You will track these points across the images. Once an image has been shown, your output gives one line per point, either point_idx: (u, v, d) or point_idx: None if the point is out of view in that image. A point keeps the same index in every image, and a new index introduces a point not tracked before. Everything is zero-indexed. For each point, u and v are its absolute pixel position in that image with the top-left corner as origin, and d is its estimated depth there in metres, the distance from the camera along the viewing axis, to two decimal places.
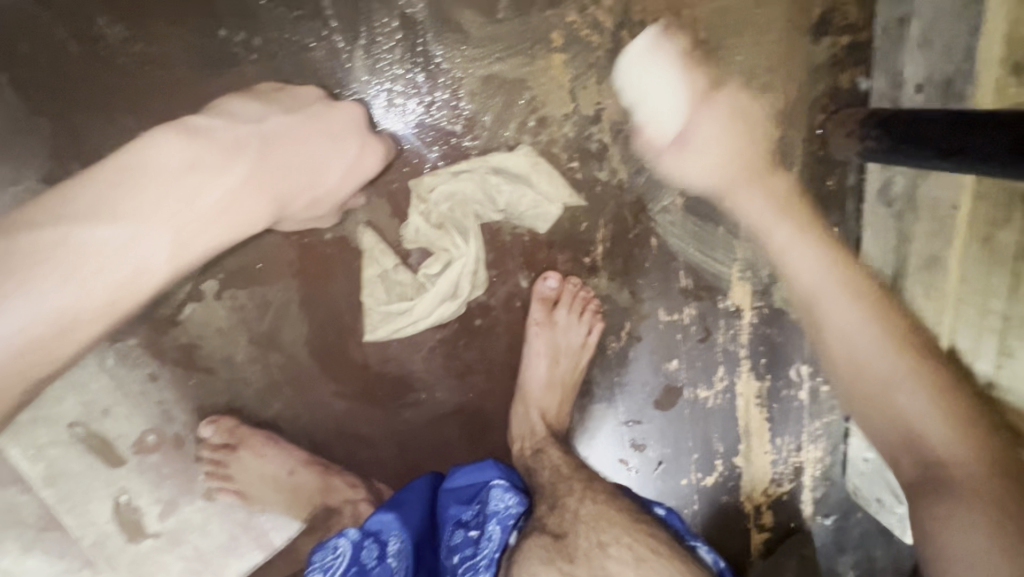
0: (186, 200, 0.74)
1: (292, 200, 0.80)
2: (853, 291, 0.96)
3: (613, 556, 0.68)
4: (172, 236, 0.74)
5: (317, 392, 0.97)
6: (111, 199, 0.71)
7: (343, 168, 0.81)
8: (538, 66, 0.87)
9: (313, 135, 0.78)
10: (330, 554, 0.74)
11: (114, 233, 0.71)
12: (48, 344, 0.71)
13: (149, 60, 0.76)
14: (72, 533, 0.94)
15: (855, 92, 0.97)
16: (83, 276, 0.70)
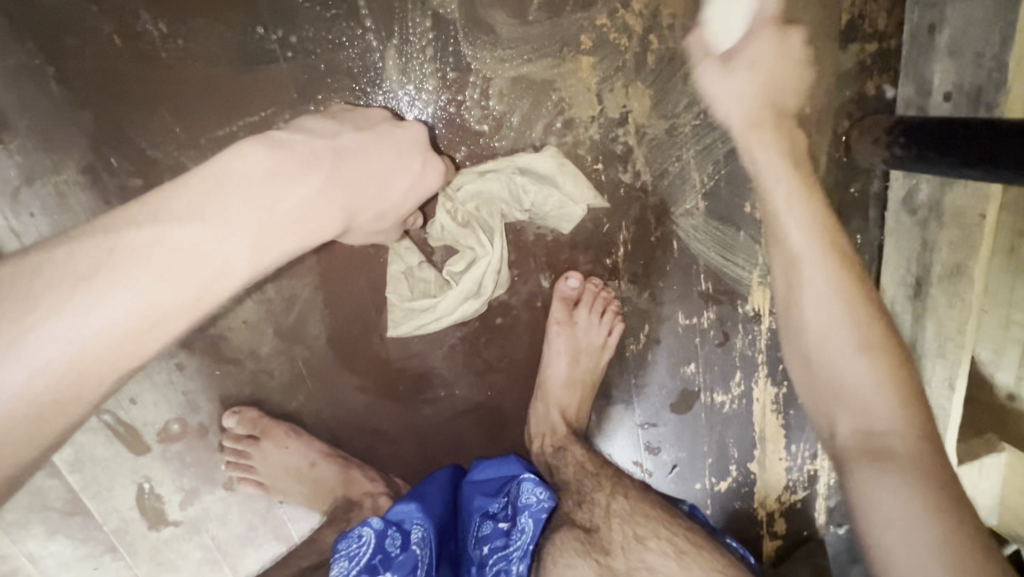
0: (268, 203, 0.62)
1: (365, 213, 0.73)
2: (835, 252, 0.81)
3: (652, 549, 0.71)
4: (252, 243, 0.61)
5: (339, 386, 0.98)
6: (184, 203, 0.58)
7: (411, 183, 0.75)
8: (566, 68, 0.88)
9: (383, 152, 0.73)
10: (354, 542, 0.72)
11: (190, 237, 0.57)
12: (89, 379, 0.53)
13: (189, 56, 0.77)
14: (96, 517, 0.95)
15: (882, 99, 0.99)
16: (149, 284, 0.54)
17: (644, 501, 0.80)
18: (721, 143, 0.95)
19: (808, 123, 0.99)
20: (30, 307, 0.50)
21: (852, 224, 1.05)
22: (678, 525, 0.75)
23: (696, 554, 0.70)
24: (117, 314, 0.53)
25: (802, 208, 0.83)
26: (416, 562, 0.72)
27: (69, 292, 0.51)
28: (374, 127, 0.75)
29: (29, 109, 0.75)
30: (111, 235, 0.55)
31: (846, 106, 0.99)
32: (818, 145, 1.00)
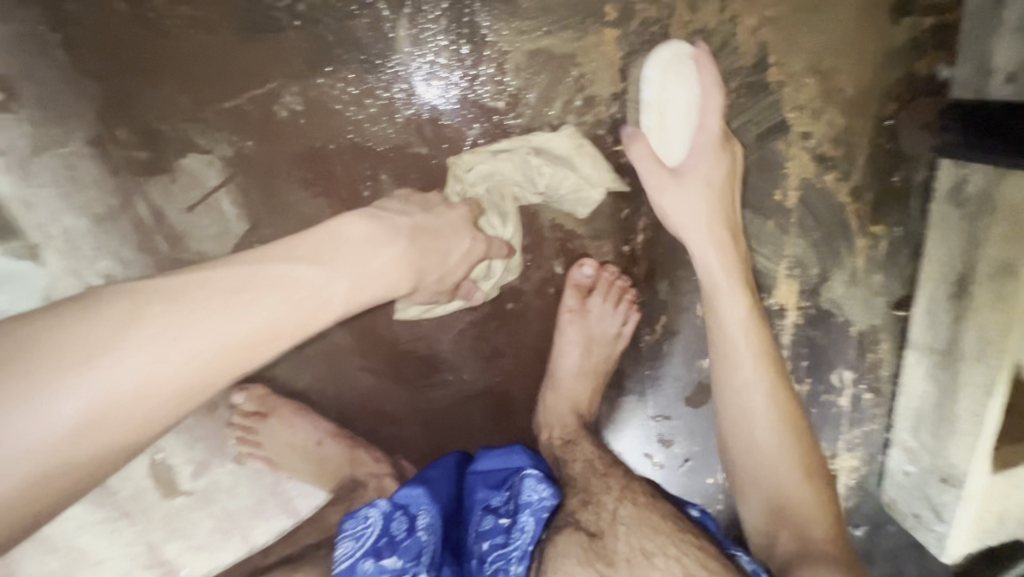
0: (367, 261, 0.67)
1: (430, 275, 0.75)
2: (770, 362, 0.87)
3: (658, 567, 0.66)
4: (350, 292, 0.65)
5: (347, 366, 0.97)
6: (313, 250, 0.64)
7: (462, 255, 0.77)
8: (588, 42, 0.82)
9: (455, 226, 0.77)
10: (360, 523, 0.71)
11: (309, 278, 0.62)
12: (197, 385, 0.56)
13: (194, 24, 0.75)
14: (110, 484, 0.97)
15: (934, 81, 0.91)
16: (271, 314, 0.59)
17: (654, 507, 0.75)
18: (753, 125, 0.91)
19: (849, 106, 0.92)
20: (180, 316, 0.55)
21: (892, 215, 1.00)
22: (684, 541, 0.69)
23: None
24: (236, 338, 0.57)
25: (749, 333, 0.87)
26: (421, 548, 0.71)
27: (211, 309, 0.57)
28: (451, 213, 0.78)
29: (35, 77, 0.73)
30: (253, 266, 0.61)
31: (895, 87, 0.92)
32: (861, 130, 0.93)
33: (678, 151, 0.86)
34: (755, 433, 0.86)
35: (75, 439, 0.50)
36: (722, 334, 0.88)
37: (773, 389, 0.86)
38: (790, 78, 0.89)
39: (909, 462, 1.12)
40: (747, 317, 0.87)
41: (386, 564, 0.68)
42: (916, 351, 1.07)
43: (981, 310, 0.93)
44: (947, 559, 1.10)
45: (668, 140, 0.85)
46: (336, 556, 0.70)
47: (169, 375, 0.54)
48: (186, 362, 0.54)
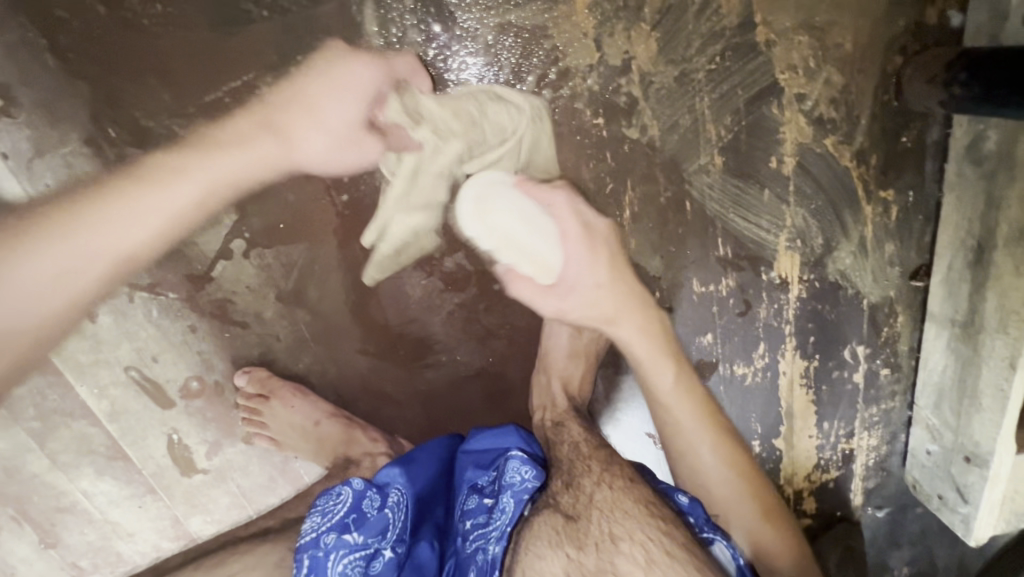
0: (242, 146, 0.83)
1: (315, 139, 0.84)
2: (709, 418, 0.92)
3: (624, 553, 0.67)
4: (206, 177, 0.83)
5: (343, 349, 1.00)
6: (202, 155, 0.82)
7: (345, 102, 0.82)
8: (559, 14, 0.82)
9: (331, 83, 0.81)
10: (332, 500, 0.74)
11: (156, 178, 0.81)
12: (73, 274, 0.80)
13: (169, 21, 0.78)
14: (135, 463, 1.03)
15: (945, 28, 0.85)
16: (130, 207, 0.80)
17: (631, 493, 0.75)
18: (742, 89, 0.86)
19: (848, 62, 0.87)
20: (58, 234, 0.78)
21: (904, 178, 0.93)
22: (654, 527, 0.69)
23: (666, 563, 0.66)
24: (104, 236, 0.80)
25: (684, 395, 0.92)
26: (387, 524, 0.73)
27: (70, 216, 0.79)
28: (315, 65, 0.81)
29: (31, 82, 0.77)
30: (106, 182, 0.81)
31: (900, 38, 0.86)
32: (865, 87, 0.88)
33: (557, 264, 0.88)
34: (715, 491, 0.90)
35: (31, 308, 0.80)
36: (660, 401, 0.92)
37: (717, 445, 0.92)
38: (780, 37, 0.85)
39: (932, 441, 1.06)
40: (681, 380, 0.92)
41: (347, 539, 0.70)
42: (936, 323, 1.00)
43: (1003, 278, 0.86)
44: (974, 543, 1.04)
45: (542, 257, 0.88)
46: (303, 530, 0.72)
47: (61, 264, 0.78)
48: (77, 258, 0.79)
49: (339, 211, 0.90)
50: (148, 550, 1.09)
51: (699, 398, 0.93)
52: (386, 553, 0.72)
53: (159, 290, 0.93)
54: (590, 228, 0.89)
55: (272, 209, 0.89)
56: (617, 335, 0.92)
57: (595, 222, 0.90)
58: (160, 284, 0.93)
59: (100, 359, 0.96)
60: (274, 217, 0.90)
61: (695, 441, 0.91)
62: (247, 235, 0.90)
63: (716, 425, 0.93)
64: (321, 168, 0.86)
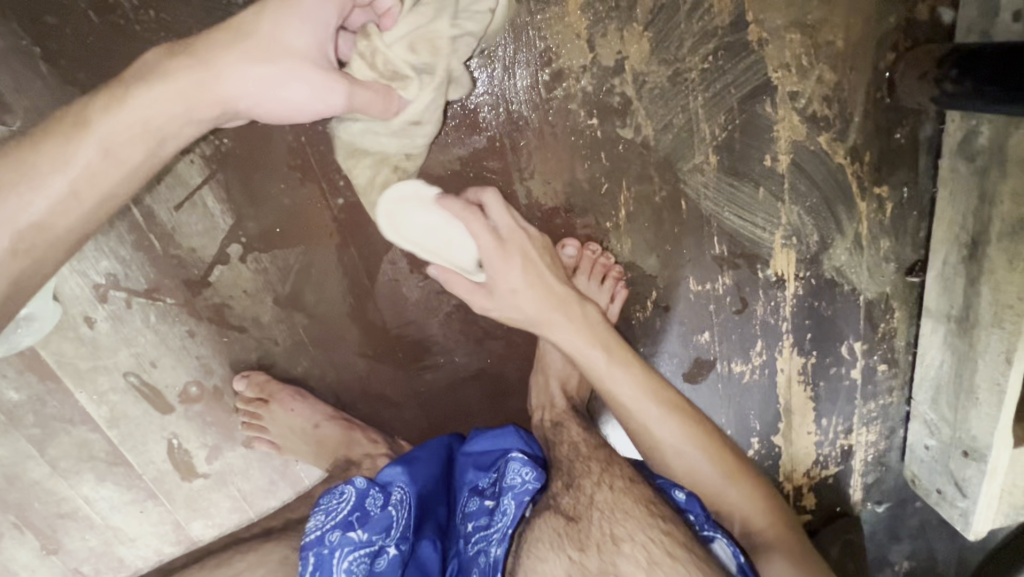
0: (158, 79, 0.62)
1: (259, 70, 0.64)
2: (658, 394, 0.86)
3: (625, 554, 0.66)
4: (112, 125, 0.62)
5: (341, 352, 1.00)
6: (119, 99, 0.62)
7: (304, 27, 0.65)
8: (552, 15, 0.82)
9: (282, 7, 0.64)
10: (335, 499, 0.73)
11: (73, 127, 0.62)
12: (33, 246, 0.61)
13: (161, 27, 0.78)
14: (135, 468, 1.03)
15: (936, 25, 0.86)
16: (27, 174, 0.60)
17: (630, 493, 0.75)
18: (735, 88, 0.86)
19: (841, 59, 0.87)
20: None
21: (899, 174, 0.94)
22: (654, 527, 0.69)
23: (669, 566, 0.65)
24: (46, 201, 0.60)
25: (630, 376, 0.86)
26: (391, 522, 0.72)
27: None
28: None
29: (24, 89, 0.77)
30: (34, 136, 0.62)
31: (892, 35, 0.86)
32: (858, 84, 0.88)
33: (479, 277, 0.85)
34: (680, 466, 0.85)
35: None
36: (620, 401, 0.86)
37: (674, 419, 0.86)
38: (772, 35, 0.85)
39: (930, 435, 1.06)
40: (621, 362, 0.86)
41: (352, 536, 0.68)
42: (932, 318, 1.01)
43: (996, 273, 0.87)
44: (972, 536, 1.04)
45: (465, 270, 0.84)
46: (307, 529, 0.71)
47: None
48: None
49: (335, 214, 0.91)
50: (149, 555, 1.09)
51: (644, 374, 0.87)
52: (391, 550, 0.70)
53: (156, 296, 0.93)
54: (505, 241, 0.83)
55: (269, 214, 0.90)
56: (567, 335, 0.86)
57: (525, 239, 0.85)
58: (157, 290, 0.93)
59: (98, 365, 0.96)
60: (271, 221, 0.90)
61: (652, 422, 0.85)
62: (244, 240, 0.91)
63: (666, 400, 0.87)
64: (280, 112, 0.67)
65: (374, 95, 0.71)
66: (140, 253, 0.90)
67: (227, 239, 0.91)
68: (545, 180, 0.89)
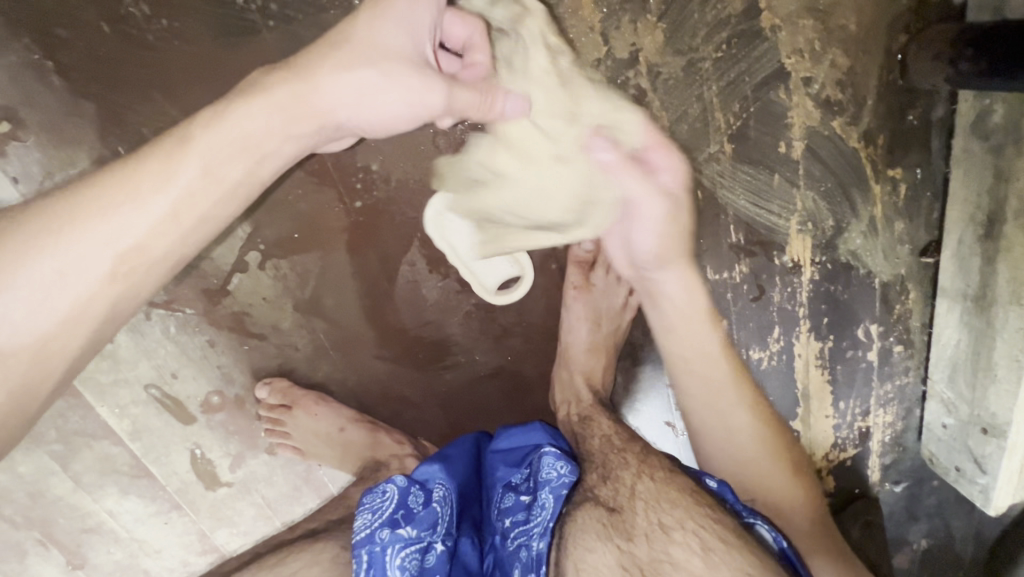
0: (263, 95, 0.64)
1: (361, 76, 0.65)
2: (742, 377, 0.95)
3: (676, 542, 0.66)
4: (216, 139, 0.62)
5: (362, 355, 1.00)
6: (223, 113, 0.63)
7: (402, 33, 0.66)
8: (564, 8, 0.82)
9: (379, 18, 0.65)
10: (379, 497, 0.73)
11: (178, 142, 0.62)
12: (140, 257, 0.61)
13: (173, 35, 0.77)
14: (159, 479, 1.03)
15: (948, 6, 0.86)
16: (132, 191, 0.59)
17: (671, 482, 0.75)
18: (748, 76, 0.86)
19: (854, 43, 0.87)
20: (44, 236, 0.57)
21: (912, 156, 0.94)
22: (703, 516, 0.69)
23: (724, 551, 0.65)
24: (154, 213, 0.60)
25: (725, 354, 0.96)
26: (436, 518, 0.72)
27: (58, 215, 0.58)
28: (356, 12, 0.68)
29: (37, 104, 0.76)
30: (138, 154, 0.62)
31: (903, 17, 0.87)
32: (870, 67, 0.88)
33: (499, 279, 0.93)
34: (748, 447, 0.93)
35: (41, 340, 0.57)
36: (710, 376, 0.95)
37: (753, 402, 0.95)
38: (785, 21, 0.85)
39: (947, 414, 1.07)
40: (715, 339, 0.96)
41: (401, 533, 0.68)
42: (948, 298, 1.01)
43: (1013, 250, 0.87)
44: (993, 512, 1.05)
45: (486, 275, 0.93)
46: (354, 528, 0.71)
47: (100, 263, 0.58)
48: (100, 253, 0.58)
49: (351, 217, 0.91)
50: (177, 565, 1.09)
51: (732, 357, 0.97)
52: (438, 546, 0.70)
53: (175, 306, 0.93)
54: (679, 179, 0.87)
55: (287, 220, 0.90)
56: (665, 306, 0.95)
57: (647, 147, 0.84)
58: (177, 301, 0.93)
59: (119, 378, 0.96)
60: (289, 227, 0.90)
61: (733, 397, 0.94)
62: (262, 247, 0.91)
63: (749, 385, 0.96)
64: (374, 118, 0.68)
65: (476, 95, 0.70)
66: None
67: (245, 247, 0.91)
68: None
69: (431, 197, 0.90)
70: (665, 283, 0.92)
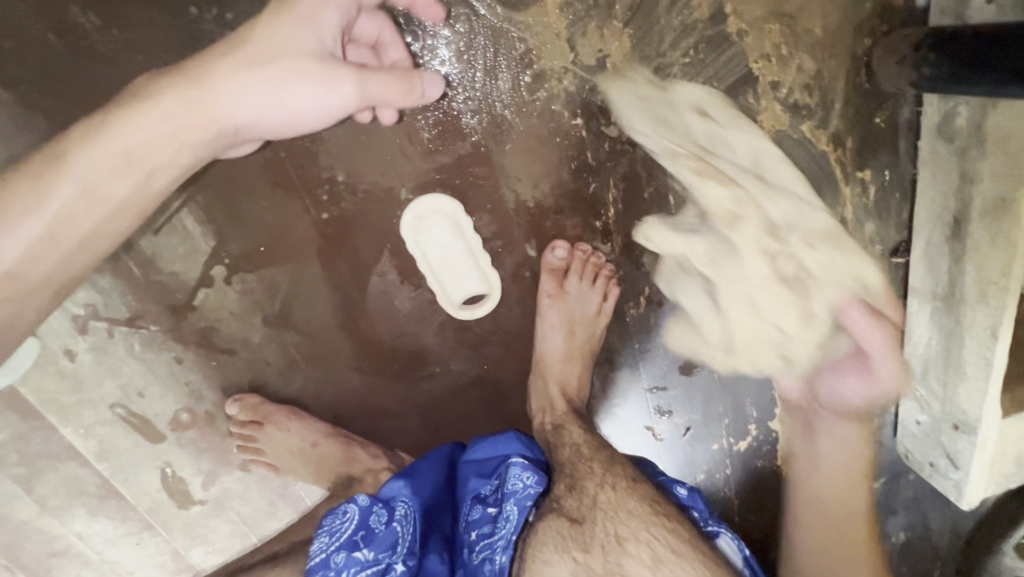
0: (146, 105, 0.64)
1: (251, 83, 0.65)
2: (867, 534, 0.93)
3: (631, 554, 0.67)
4: (93, 158, 0.64)
5: (335, 368, 0.98)
6: (100, 128, 0.64)
7: (305, 34, 0.65)
8: (530, 16, 0.81)
9: (280, 23, 0.65)
10: (338, 518, 0.74)
11: (56, 158, 0.64)
12: (27, 268, 0.65)
13: (126, 46, 0.74)
14: (129, 500, 1.00)
15: (911, 9, 0.87)
16: (3, 215, 0.62)
17: (633, 492, 0.75)
18: (717, 81, 0.86)
19: (820, 48, 0.87)
20: None
21: (880, 157, 0.95)
22: (660, 526, 0.69)
23: (675, 562, 0.66)
24: (37, 227, 0.64)
25: (862, 488, 0.95)
26: (396, 538, 0.72)
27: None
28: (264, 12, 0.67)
29: None
30: (24, 170, 0.65)
31: (867, 21, 0.87)
32: (837, 72, 0.89)
33: (464, 291, 0.89)
34: None
35: None
36: (855, 511, 0.93)
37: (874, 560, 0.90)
38: (751, 26, 0.85)
39: (920, 411, 1.08)
40: (860, 455, 0.96)
41: (358, 556, 0.70)
42: (917, 297, 1.01)
43: (978, 250, 0.87)
44: (966, 507, 1.05)
45: (452, 288, 0.89)
46: (311, 551, 0.72)
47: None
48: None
49: (320, 229, 0.89)
50: None
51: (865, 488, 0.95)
52: (398, 567, 0.71)
53: (140, 323, 0.91)
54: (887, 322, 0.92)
55: (253, 233, 0.88)
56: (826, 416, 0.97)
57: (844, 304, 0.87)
58: (141, 317, 0.91)
59: (83, 398, 0.93)
60: (255, 240, 0.88)
61: (860, 557, 0.90)
62: (228, 261, 0.89)
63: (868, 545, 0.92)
64: (279, 115, 0.68)
65: (390, 83, 0.70)
66: (122, 281, 0.88)
67: (210, 261, 0.89)
68: (533, 181, 0.88)
69: (401, 206, 0.88)
70: (829, 430, 0.96)
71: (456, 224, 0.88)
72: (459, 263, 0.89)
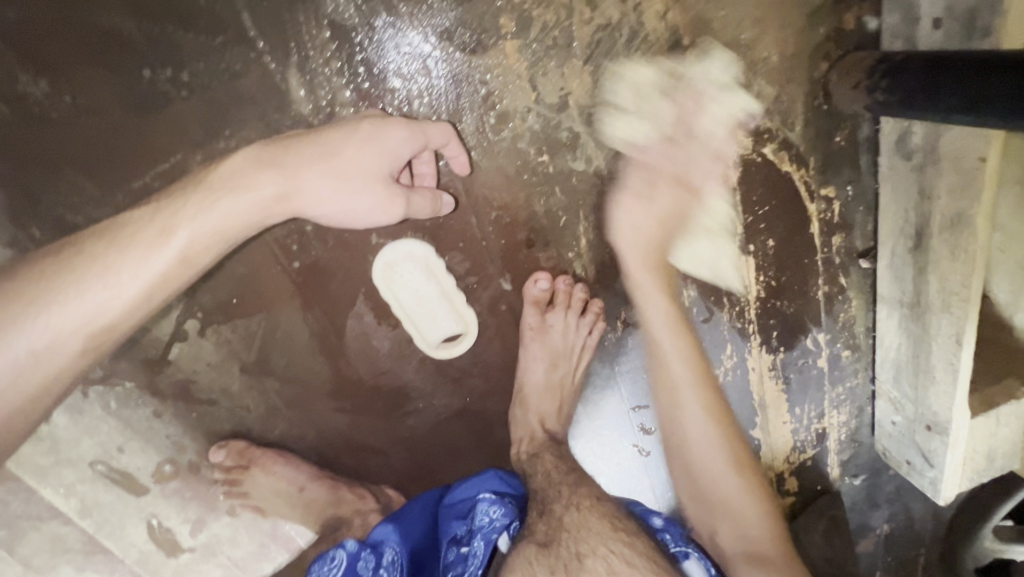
0: (241, 190, 0.71)
1: (337, 190, 0.74)
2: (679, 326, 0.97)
3: (589, 568, 0.69)
4: (195, 233, 0.69)
5: (318, 410, 0.98)
6: (198, 207, 0.70)
7: (389, 162, 0.75)
8: (490, 58, 0.81)
9: (368, 144, 0.74)
10: (327, 564, 0.76)
11: (153, 229, 0.69)
12: (106, 331, 0.68)
13: (80, 111, 0.74)
14: (116, 554, 0.99)
15: (864, 32, 0.88)
16: (106, 279, 0.67)
17: (597, 510, 0.78)
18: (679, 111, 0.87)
19: (777, 74, 0.89)
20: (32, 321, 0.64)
21: (843, 175, 0.97)
22: (618, 543, 0.72)
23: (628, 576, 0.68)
24: (130, 296, 0.68)
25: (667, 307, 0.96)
26: None
27: (42, 295, 0.66)
28: (350, 121, 0.75)
29: None
30: (118, 234, 0.69)
31: (824, 45, 0.88)
32: (797, 95, 0.91)
33: (437, 333, 0.90)
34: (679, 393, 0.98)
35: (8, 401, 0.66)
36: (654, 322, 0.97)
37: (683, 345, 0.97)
38: (709, 57, 0.86)
39: (895, 412, 1.10)
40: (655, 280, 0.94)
41: None
42: (888, 305, 1.04)
43: (940, 261, 0.89)
44: (942, 502, 1.08)
45: (428, 329, 0.90)
46: None
47: (72, 342, 0.67)
48: (81, 328, 0.67)
49: (292, 278, 0.89)
50: None
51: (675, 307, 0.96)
52: None
53: (114, 381, 0.90)
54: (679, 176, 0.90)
55: (225, 286, 0.87)
56: (668, 368, 0.99)
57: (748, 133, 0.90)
58: (116, 376, 0.90)
59: (61, 458, 0.92)
60: (227, 292, 0.88)
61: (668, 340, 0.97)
62: (201, 313, 0.89)
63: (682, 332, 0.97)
64: (340, 217, 0.78)
65: (424, 201, 0.80)
66: None
67: (183, 315, 0.89)
68: (505, 217, 0.89)
69: (373, 251, 0.89)
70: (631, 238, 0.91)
71: (428, 270, 0.89)
72: (433, 306, 0.89)
